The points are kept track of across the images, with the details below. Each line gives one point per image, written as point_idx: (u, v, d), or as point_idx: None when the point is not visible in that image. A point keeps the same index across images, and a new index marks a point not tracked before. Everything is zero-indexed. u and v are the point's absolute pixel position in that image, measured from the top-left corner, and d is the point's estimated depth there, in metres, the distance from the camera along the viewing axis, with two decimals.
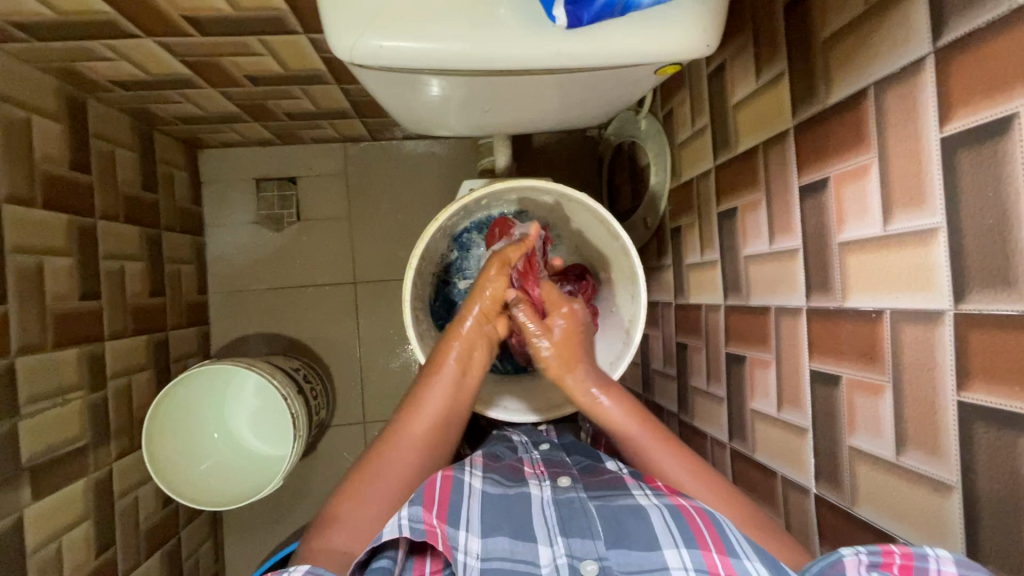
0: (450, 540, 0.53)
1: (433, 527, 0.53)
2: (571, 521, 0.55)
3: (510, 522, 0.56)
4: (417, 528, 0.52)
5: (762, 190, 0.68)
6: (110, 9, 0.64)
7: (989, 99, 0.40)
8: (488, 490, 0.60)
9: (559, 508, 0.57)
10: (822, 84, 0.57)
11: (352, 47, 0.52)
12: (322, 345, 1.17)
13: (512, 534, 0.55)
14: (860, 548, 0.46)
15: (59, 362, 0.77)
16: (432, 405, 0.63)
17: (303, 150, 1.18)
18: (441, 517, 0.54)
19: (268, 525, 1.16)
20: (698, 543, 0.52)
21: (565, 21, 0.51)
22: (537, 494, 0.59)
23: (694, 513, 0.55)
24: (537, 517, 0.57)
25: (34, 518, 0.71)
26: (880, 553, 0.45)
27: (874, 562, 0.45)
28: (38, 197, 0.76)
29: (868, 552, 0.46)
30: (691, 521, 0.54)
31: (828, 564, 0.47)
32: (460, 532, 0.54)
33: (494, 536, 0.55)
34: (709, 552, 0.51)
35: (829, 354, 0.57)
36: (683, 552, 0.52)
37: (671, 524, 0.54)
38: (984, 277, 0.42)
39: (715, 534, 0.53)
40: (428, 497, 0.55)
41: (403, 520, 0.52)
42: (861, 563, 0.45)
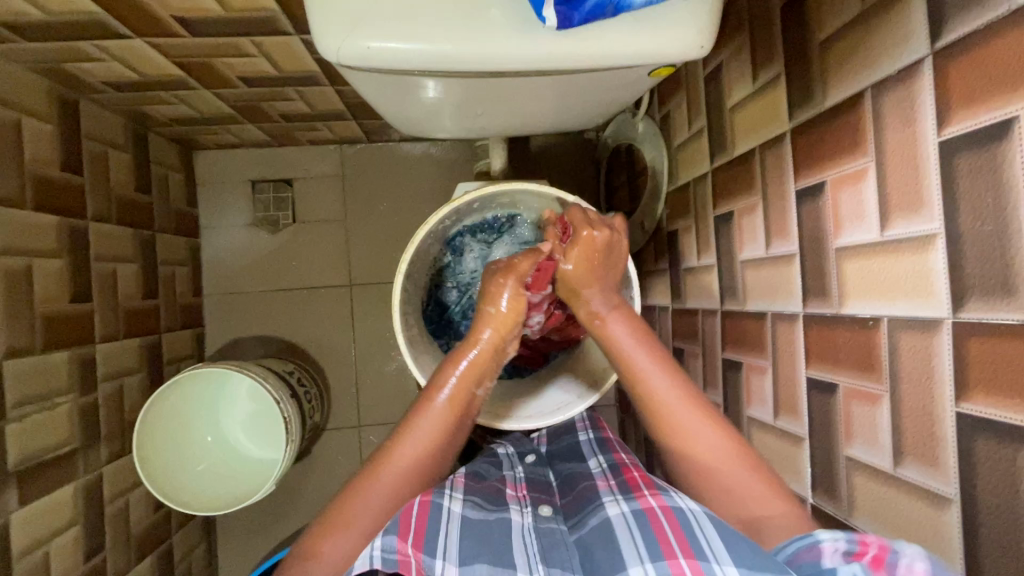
0: (426, 572, 0.51)
1: (408, 557, 0.52)
2: (551, 551, 0.54)
3: (489, 547, 0.53)
4: (389, 559, 0.51)
5: (759, 194, 0.66)
6: (99, 9, 0.63)
7: (988, 102, 0.39)
8: (470, 514, 0.57)
9: (541, 538, 0.55)
10: (819, 87, 0.56)
11: (340, 48, 0.51)
12: (316, 347, 1.17)
13: (491, 560, 0.52)
14: (837, 534, 0.44)
15: (49, 365, 0.77)
16: (427, 430, 0.61)
17: (299, 152, 1.17)
18: (417, 544, 0.52)
19: (262, 529, 1.15)
20: (664, 552, 0.49)
21: (555, 22, 0.50)
22: (518, 521, 0.58)
23: (662, 517, 0.53)
24: (516, 542, 0.55)
25: (22, 522, 0.70)
26: (856, 542, 0.43)
27: (849, 551, 0.43)
28: (27, 198, 0.75)
29: (845, 539, 0.44)
30: (659, 531, 0.51)
31: (805, 547, 0.46)
32: (436, 561, 0.52)
33: (472, 564, 0.51)
34: (676, 559, 0.48)
35: (826, 361, 0.56)
36: (650, 566, 0.48)
37: (637, 534, 0.51)
38: (982, 287, 0.41)
39: (684, 540, 0.50)
40: (402, 526, 0.53)
41: (375, 550, 0.52)
42: (836, 551, 0.43)
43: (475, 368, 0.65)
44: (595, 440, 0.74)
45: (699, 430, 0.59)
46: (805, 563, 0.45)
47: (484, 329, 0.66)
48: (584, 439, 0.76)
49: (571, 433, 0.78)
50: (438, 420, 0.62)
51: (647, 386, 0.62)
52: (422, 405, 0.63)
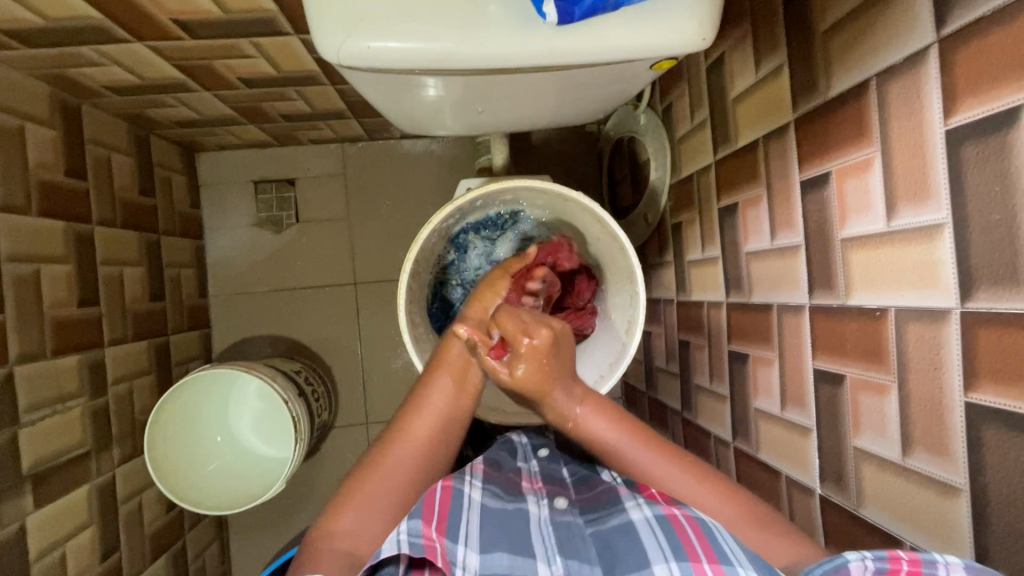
0: (449, 556, 0.51)
1: (432, 542, 0.51)
2: (571, 544, 0.54)
3: (509, 537, 0.54)
4: (417, 543, 0.50)
5: (763, 186, 0.66)
6: (98, 14, 0.63)
7: (995, 91, 0.39)
8: (488, 504, 0.58)
9: (558, 532, 0.56)
10: (822, 77, 0.55)
11: (340, 48, 0.51)
12: (323, 346, 1.17)
13: (512, 550, 0.52)
14: (865, 552, 0.43)
15: (60, 370, 0.77)
16: (437, 405, 0.62)
17: (300, 151, 1.17)
18: (441, 530, 0.52)
19: (274, 526, 1.16)
20: (688, 554, 0.49)
21: (556, 17, 0.51)
22: (536, 513, 0.58)
23: (683, 518, 0.53)
24: (535, 535, 0.55)
25: (38, 525, 0.71)
26: (886, 559, 0.42)
27: (879, 569, 0.42)
28: (32, 204, 0.75)
29: (874, 557, 0.43)
30: (683, 532, 0.52)
31: (831, 568, 0.44)
32: (458, 546, 0.51)
33: (493, 551, 0.52)
34: (700, 563, 0.48)
35: (833, 353, 0.56)
36: (673, 565, 0.49)
37: (660, 535, 0.52)
38: (991, 276, 0.40)
39: (707, 543, 0.50)
40: (427, 511, 0.53)
41: (401, 534, 0.50)
42: (866, 569, 0.42)
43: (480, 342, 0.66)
44: None
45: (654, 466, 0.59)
46: None
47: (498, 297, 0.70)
48: None
49: (582, 435, 0.79)
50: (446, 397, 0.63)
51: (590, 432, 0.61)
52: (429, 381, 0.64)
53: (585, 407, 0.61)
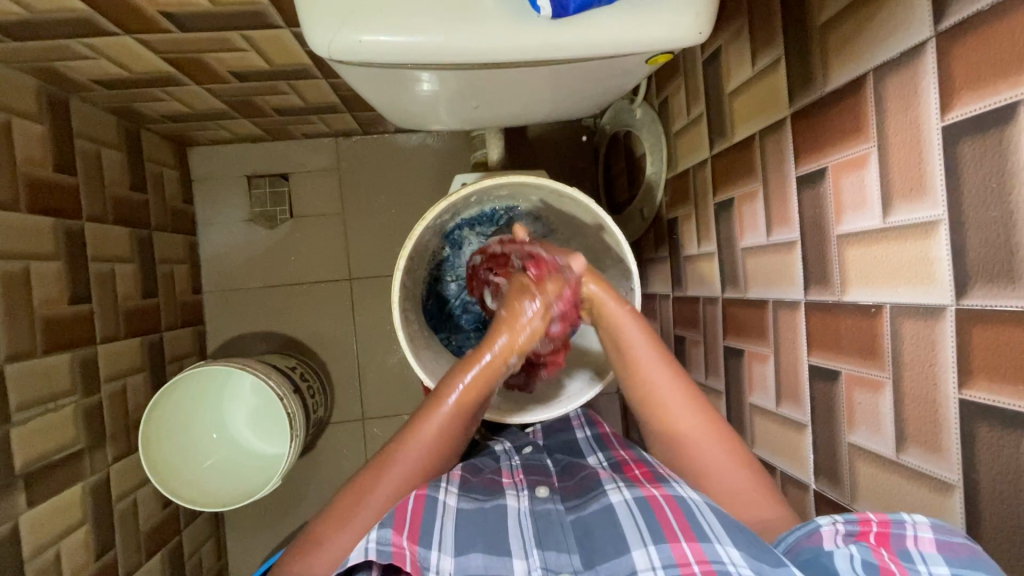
0: (421, 562, 0.51)
1: (402, 550, 0.50)
2: (547, 535, 0.55)
3: (486, 537, 0.54)
4: (385, 551, 0.49)
5: (759, 181, 0.66)
6: (85, 7, 0.62)
7: (992, 86, 0.38)
8: (465, 507, 0.57)
9: (538, 521, 0.56)
10: (819, 71, 0.55)
11: (331, 43, 0.50)
12: (318, 341, 1.17)
13: (487, 549, 0.53)
14: (837, 517, 0.47)
15: (52, 367, 0.77)
16: (437, 433, 0.58)
17: (294, 146, 1.16)
18: (413, 538, 0.52)
19: (271, 522, 1.16)
20: (666, 536, 0.50)
21: (550, 11, 0.50)
22: (514, 506, 0.58)
23: (664, 503, 0.54)
24: (513, 529, 0.55)
25: (31, 524, 0.71)
26: (857, 522, 0.46)
27: (850, 532, 0.46)
28: (21, 201, 0.74)
29: (845, 521, 0.46)
30: (661, 514, 0.52)
31: (806, 534, 0.48)
32: (432, 552, 0.52)
33: (468, 554, 0.52)
34: (678, 542, 0.49)
35: (829, 349, 0.56)
36: (652, 549, 0.49)
37: (640, 518, 0.52)
38: (986, 272, 0.40)
39: (685, 524, 0.51)
40: (399, 519, 0.52)
41: (370, 542, 0.50)
42: (837, 532, 0.46)
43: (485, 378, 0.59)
44: (593, 439, 0.75)
45: (689, 422, 0.59)
46: (805, 547, 0.47)
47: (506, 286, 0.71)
48: (581, 435, 0.76)
49: (567, 429, 0.79)
50: (446, 424, 0.58)
51: (645, 375, 0.62)
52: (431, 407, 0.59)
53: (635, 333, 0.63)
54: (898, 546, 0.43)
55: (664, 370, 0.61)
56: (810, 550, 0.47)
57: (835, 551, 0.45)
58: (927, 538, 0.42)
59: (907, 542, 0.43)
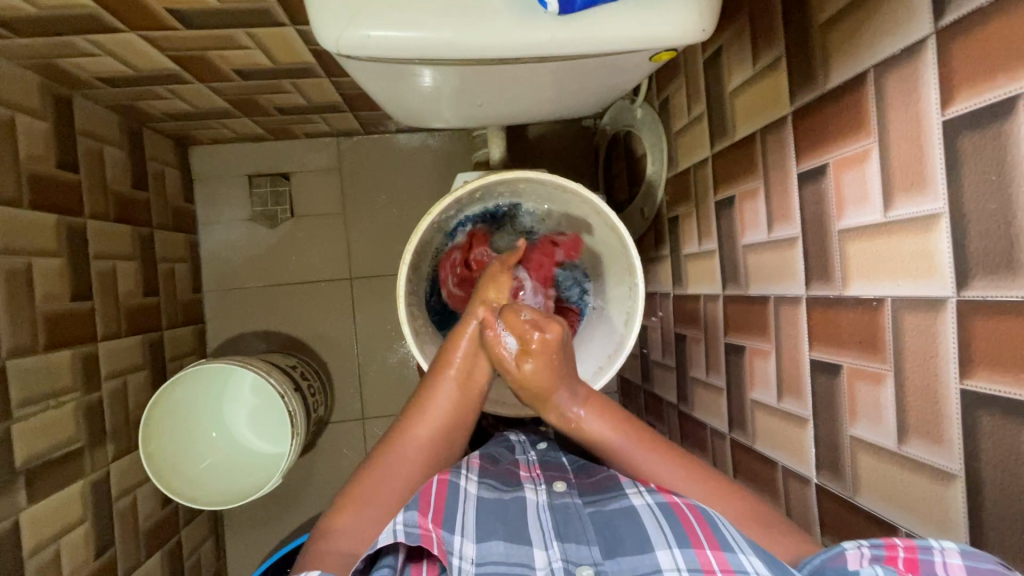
0: (445, 545, 0.51)
1: (429, 531, 0.51)
2: (567, 527, 0.55)
3: (505, 525, 0.54)
4: (412, 533, 0.50)
5: (761, 178, 0.66)
6: (92, 4, 0.63)
7: (991, 80, 0.39)
8: (485, 494, 0.58)
9: (555, 514, 0.56)
10: (820, 69, 0.55)
11: (339, 38, 0.51)
12: (318, 341, 1.17)
13: (508, 537, 0.53)
14: (863, 541, 0.46)
15: (53, 364, 0.77)
16: (440, 406, 0.62)
17: (296, 145, 1.17)
18: (436, 521, 0.52)
19: (270, 522, 1.15)
20: (691, 541, 0.50)
21: (556, 7, 0.50)
22: (533, 499, 0.58)
23: (689, 512, 0.53)
24: (533, 520, 0.55)
25: (31, 521, 0.71)
26: (883, 547, 0.45)
27: (875, 556, 0.45)
28: (24, 197, 0.74)
29: (871, 545, 0.45)
30: (684, 520, 0.52)
31: (829, 557, 0.47)
32: (455, 536, 0.52)
33: (489, 540, 0.53)
34: (702, 549, 0.50)
35: (829, 343, 0.57)
36: (677, 552, 0.50)
37: (665, 526, 0.52)
38: (987, 264, 0.41)
39: (710, 530, 0.51)
40: (423, 502, 0.54)
41: (398, 525, 0.51)
42: (863, 556, 0.45)
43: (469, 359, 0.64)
44: None
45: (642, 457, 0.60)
46: (830, 570, 0.46)
47: (490, 295, 0.68)
48: None
49: None
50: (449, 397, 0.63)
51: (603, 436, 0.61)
52: (435, 377, 0.64)
53: (587, 412, 0.62)
54: (926, 570, 0.42)
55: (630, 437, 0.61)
56: (836, 572, 0.46)
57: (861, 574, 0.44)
58: (956, 563, 0.41)
59: (936, 568, 0.42)
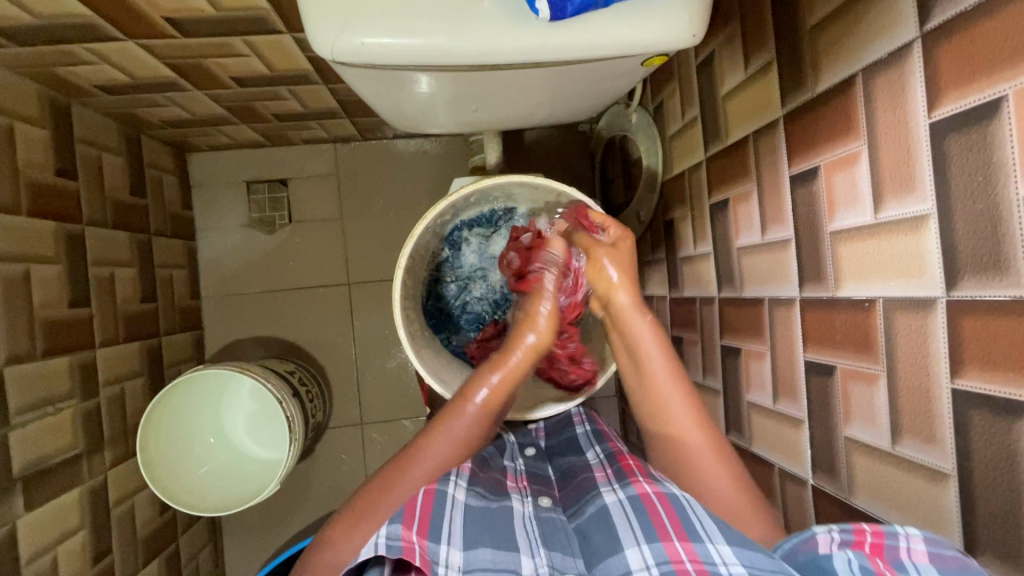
0: (430, 556, 0.51)
1: (412, 543, 0.51)
2: (553, 536, 0.55)
3: (492, 533, 0.54)
4: (394, 546, 0.50)
5: (754, 181, 0.67)
6: (89, 12, 0.63)
7: (977, 82, 0.40)
8: (472, 503, 0.57)
9: (541, 525, 0.57)
10: (810, 73, 0.56)
11: (334, 46, 0.51)
12: (316, 346, 1.17)
13: (495, 545, 0.53)
14: (832, 526, 0.47)
15: (51, 371, 0.77)
16: (461, 430, 0.61)
17: (293, 152, 1.17)
18: (421, 532, 0.52)
19: (269, 528, 1.15)
20: (659, 535, 0.51)
21: (548, 13, 0.51)
22: (519, 509, 0.58)
23: (658, 504, 0.54)
24: (518, 527, 0.55)
25: (28, 528, 0.71)
26: (852, 531, 0.46)
27: (845, 540, 0.46)
28: (22, 204, 0.75)
29: (840, 530, 0.46)
30: (655, 514, 0.53)
31: (800, 541, 0.48)
32: (440, 546, 0.52)
33: (477, 548, 0.52)
34: (671, 541, 0.50)
35: (823, 344, 0.57)
36: (646, 548, 0.50)
37: (634, 519, 0.53)
38: (975, 264, 0.41)
39: (679, 523, 0.52)
40: (408, 514, 0.53)
41: (380, 538, 0.51)
42: (832, 541, 0.46)
43: (508, 382, 0.64)
44: (591, 433, 0.75)
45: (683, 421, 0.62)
46: (802, 554, 0.48)
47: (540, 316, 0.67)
48: (581, 431, 0.76)
49: (569, 426, 0.78)
50: (471, 424, 0.62)
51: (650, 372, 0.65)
52: (458, 404, 0.63)
53: (647, 324, 0.66)
54: (892, 557, 0.43)
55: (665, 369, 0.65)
56: (807, 557, 0.47)
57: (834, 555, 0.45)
58: (920, 550, 0.42)
59: (902, 554, 0.42)
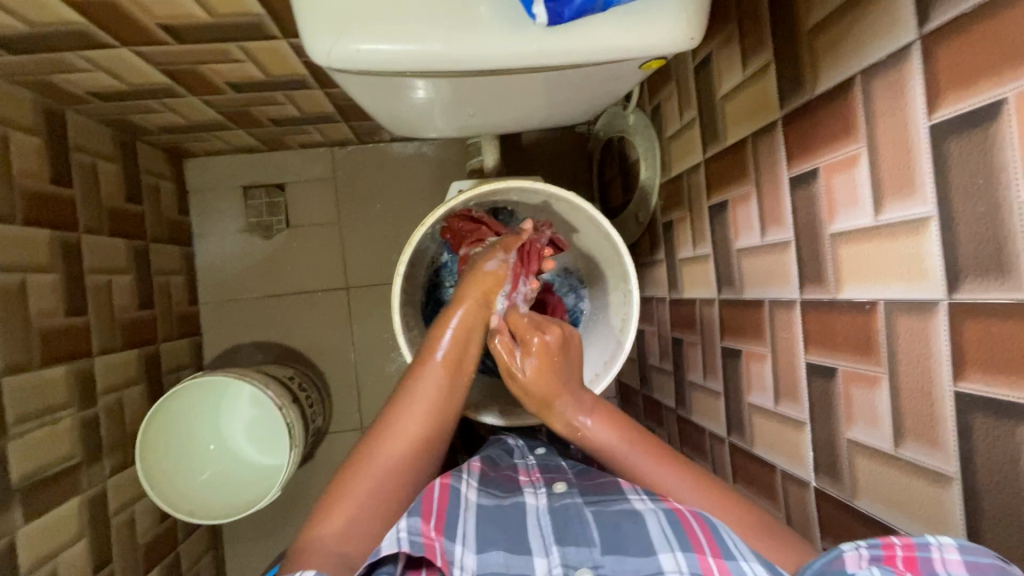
0: (447, 555, 0.51)
1: (431, 541, 0.51)
2: (568, 531, 0.54)
3: (507, 535, 0.54)
4: (417, 541, 0.50)
5: (753, 183, 0.67)
6: (83, 20, 0.63)
7: (977, 85, 0.40)
8: (484, 503, 0.59)
9: (555, 518, 0.56)
10: (808, 74, 0.56)
11: (330, 52, 0.51)
12: (315, 351, 1.17)
13: (508, 547, 0.53)
14: (859, 543, 0.45)
15: (48, 380, 0.76)
16: (427, 392, 0.62)
17: (289, 156, 1.16)
18: (438, 529, 0.52)
19: (269, 534, 1.15)
20: (693, 545, 0.50)
21: (545, 19, 0.50)
22: (533, 504, 0.59)
23: (693, 520, 0.52)
24: (533, 527, 0.55)
25: (28, 539, 0.70)
26: (880, 546, 0.44)
27: (874, 557, 0.44)
28: (17, 213, 0.74)
29: (868, 546, 0.45)
30: (688, 524, 0.52)
31: (827, 560, 0.46)
32: (455, 546, 0.52)
33: (490, 551, 0.52)
34: (704, 556, 0.49)
35: (825, 347, 0.57)
36: (679, 555, 0.49)
37: (666, 526, 0.52)
38: (977, 267, 0.41)
39: (710, 535, 0.50)
40: (425, 507, 0.53)
41: (401, 532, 0.50)
42: (861, 557, 0.44)
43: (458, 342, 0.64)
44: None
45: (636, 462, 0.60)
46: (830, 575, 0.45)
47: (460, 308, 0.65)
48: None
49: None
50: (437, 376, 0.62)
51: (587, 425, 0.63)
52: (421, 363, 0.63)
53: (597, 421, 0.62)
54: (926, 569, 0.42)
55: (607, 424, 0.62)
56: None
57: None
58: (956, 559, 0.41)
59: (936, 566, 0.41)
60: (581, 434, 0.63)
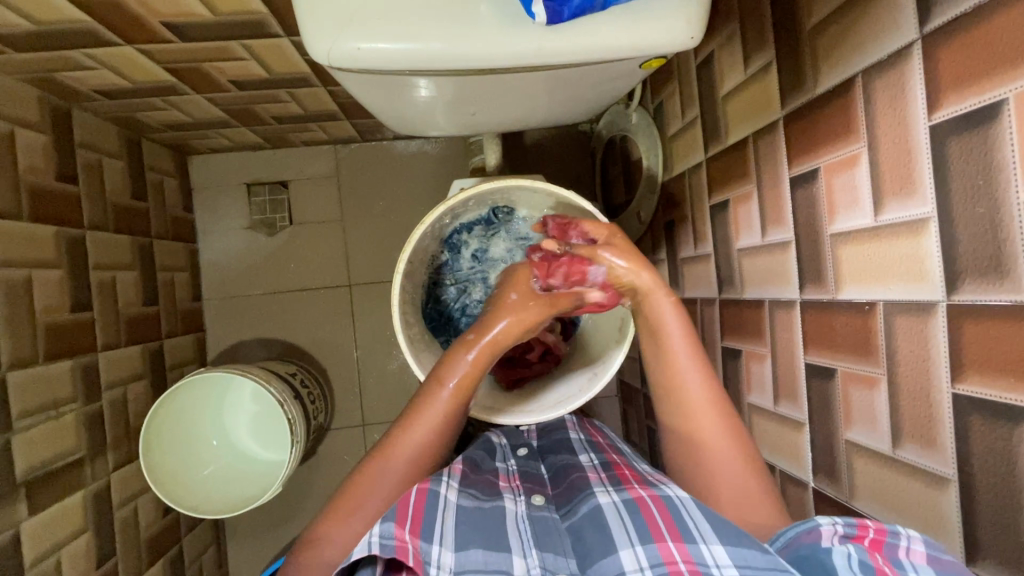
0: (423, 556, 0.51)
1: (405, 543, 0.51)
2: (544, 537, 0.56)
3: (484, 534, 0.54)
4: (387, 545, 0.50)
5: (754, 182, 0.67)
6: (88, 19, 0.64)
7: (977, 86, 0.39)
8: (464, 504, 0.58)
9: (533, 524, 0.57)
10: (810, 74, 0.56)
11: (331, 51, 0.51)
12: (318, 348, 1.17)
13: (486, 546, 0.53)
14: (836, 519, 0.47)
15: (53, 375, 0.77)
16: (430, 418, 0.62)
17: (292, 153, 1.17)
18: (414, 531, 0.52)
19: (271, 529, 1.16)
20: (654, 536, 0.51)
21: (545, 17, 0.51)
22: (511, 509, 0.59)
23: (652, 504, 0.55)
24: (511, 529, 0.56)
25: (32, 532, 0.71)
26: (855, 526, 0.46)
27: (847, 534, 0.46)
28: (24, 209, 0.75)
29: (843, 523, 0.47)
30: (649, 515, 0.53)
31: (804, 530, 0.48)
32: (433, 546, 0.52)
33: (468, 549, 0.52)
34: (666, 542, 0.50)
35: (824, 347, 0.57)
36: (640, 549, 0.50)
37: (629, 521, 0.53)
38: (977, 268, 0.41)
39: (673, 524, 0.52)
40: (401, 512, 0.53)
41: (374, 537, 0.51)
42: (834, 533, 0.46)
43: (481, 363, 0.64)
44: (585, 441, 0.74)
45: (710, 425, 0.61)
46: (804, 543, 0.48)
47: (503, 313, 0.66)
48: (575, 437, 0.76)
49: (561, 429, 0.78)
50: (444, 407, 0.63)
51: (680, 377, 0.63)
52: (429, 392, 0.63)
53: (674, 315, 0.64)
54: (892, 554, 0.43)
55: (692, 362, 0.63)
56: (809, 547, 0.47)
57: (831, 550, 0.45)
58: (920, 551, 0.41)
59: (901, 552, 0.42)
60: (675, 387, 0.63)
